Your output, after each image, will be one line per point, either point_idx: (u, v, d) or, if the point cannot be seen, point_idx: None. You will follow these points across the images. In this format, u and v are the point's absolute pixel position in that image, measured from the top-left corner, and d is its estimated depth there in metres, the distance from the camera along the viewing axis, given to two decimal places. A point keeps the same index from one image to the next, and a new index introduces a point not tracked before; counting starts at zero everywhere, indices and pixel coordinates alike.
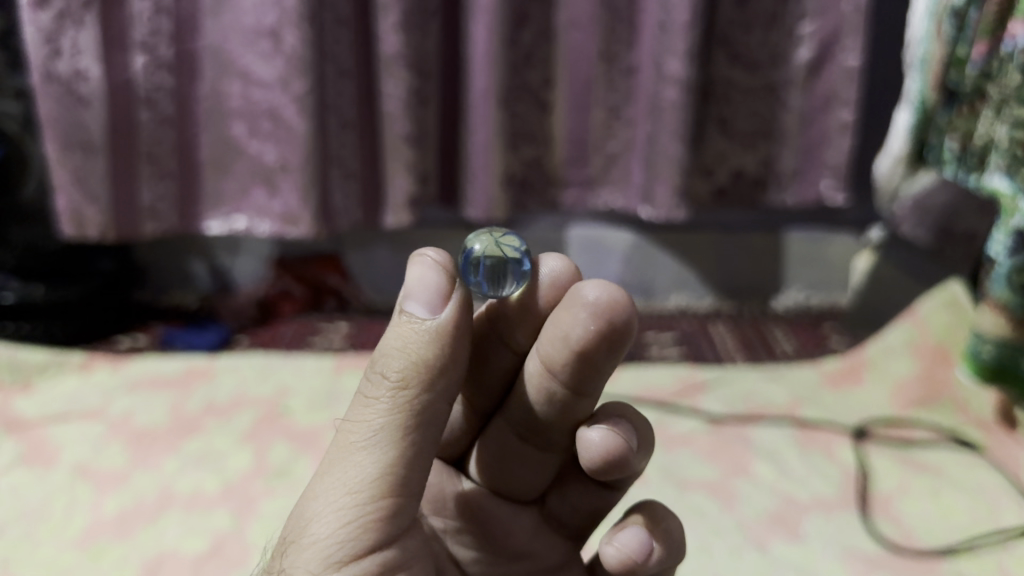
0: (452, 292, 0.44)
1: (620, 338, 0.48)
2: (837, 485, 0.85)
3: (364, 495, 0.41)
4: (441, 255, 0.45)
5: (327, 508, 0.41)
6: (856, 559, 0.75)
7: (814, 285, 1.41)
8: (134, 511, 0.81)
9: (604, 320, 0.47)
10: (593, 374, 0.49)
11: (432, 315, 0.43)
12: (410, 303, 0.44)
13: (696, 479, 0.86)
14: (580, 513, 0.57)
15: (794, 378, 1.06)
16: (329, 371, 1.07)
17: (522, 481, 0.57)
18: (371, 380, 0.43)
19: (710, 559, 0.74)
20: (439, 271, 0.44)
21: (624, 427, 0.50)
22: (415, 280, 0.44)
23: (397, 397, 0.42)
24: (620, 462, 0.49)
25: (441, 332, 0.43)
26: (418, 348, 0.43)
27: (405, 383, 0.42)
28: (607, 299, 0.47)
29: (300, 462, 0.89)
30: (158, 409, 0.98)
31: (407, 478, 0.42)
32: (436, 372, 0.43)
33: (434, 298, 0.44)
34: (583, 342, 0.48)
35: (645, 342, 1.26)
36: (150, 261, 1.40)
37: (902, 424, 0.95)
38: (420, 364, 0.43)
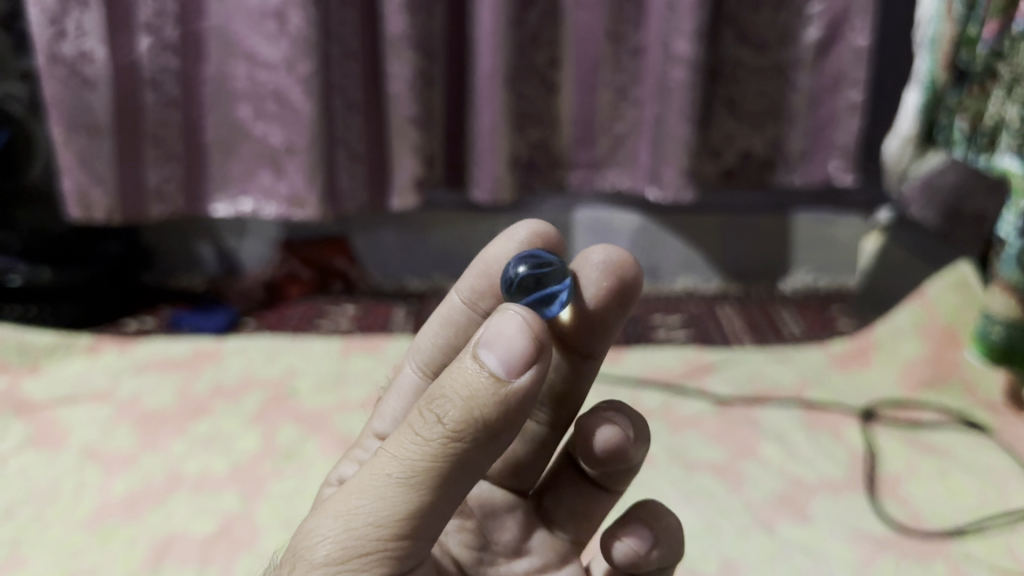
0: (533, 361, 0.37)
1: (629, 296, 0.51)
2: (845, 466, 0.85)
3: (384, 534, 0.38)
4: (530, 314, 0.38)
5: (344, 532, 0.38)
6: (863, 540, 0.75)
7: (821, 267, 1.41)
8: (145, 492, 0.82)
9: (615, 276, 0.50)
10: (604, 335, 0.51)
11: (507, 378, 0.37)
12: (486, 352, 0.37)
13: (702, 460, 0.86)
14: (573, 513, 0.57)
15: (801, 360, 1.05)
16: (336, 354, 1.07)
17: (524, 467, 0.57)
18: (425, 414, 0.38)
19: (717, 542, 0.74)
20: (528, 333, 0.37)
21: (628, 416, 0.51)
22: (500, 332, 0.37)
23: (443, 448, 0.37)
24: (619, 453, 0.50)
25: (508, 398, 0.37)
26: (480, 405, 0.36)
27: (457, 439, 0.37)
28: (617, 258, 0.50)
29: (309, 443, 0.89)
30: (167, 391, 0.99)
31: (432, 519, 0.39)
32: (493, 433, 0.37)
33: (513, 362, 0.37)
34: (594, 301, 0.50)
35: (652, 324, 1.25)
36: (158, 245, 1.40)
37: (910, 405, 0.95)
38: (478, 423, 0.37)
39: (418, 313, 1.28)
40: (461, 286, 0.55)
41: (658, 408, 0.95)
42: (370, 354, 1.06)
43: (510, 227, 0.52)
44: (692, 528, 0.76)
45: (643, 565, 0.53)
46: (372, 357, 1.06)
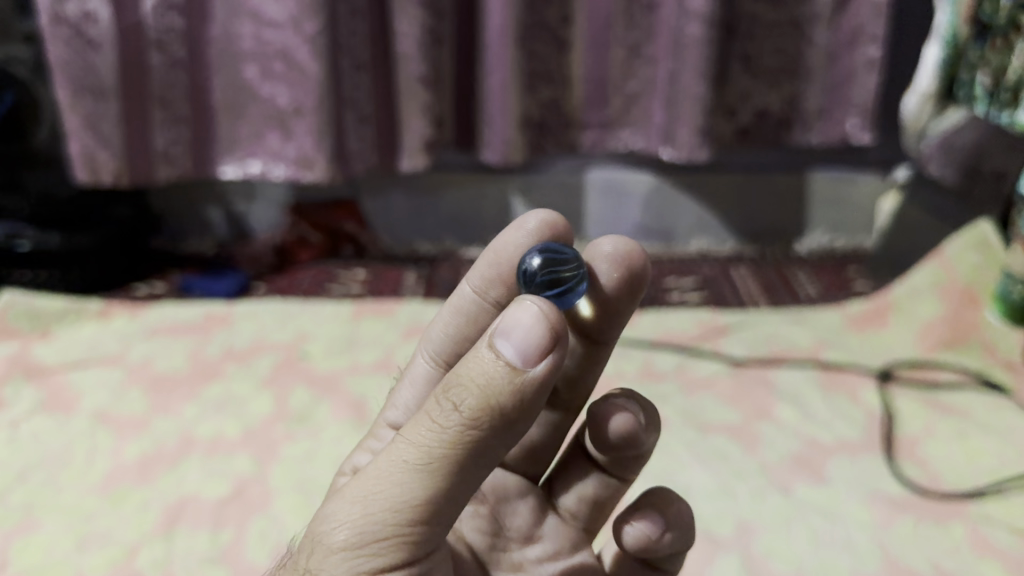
0: (550, 352, 0.36)
1: (640, 284, 0.50)
2: (862, 428, 0.84)
3: (400, 520, 0.37)
4: (547, 304, 0.37)
5: (361, 518, 0.37)
6: (881, 502, 0.74)
7: (838, 228, 1.39)
8: (157, 455, 0.81)
9: (625, 266, 0.49)
10: (613, 323, 0.50)
11: (524, 367, 0.36)
12: (504, 342, 0.36)
13: (718, 423, 0.85)
14: (583, 500, 0.55)
15: (817, 321, 1.04)
16: (347, 317, 1.06)
17: (538, 451, 0.56)
18: (441, 401, 0.37)
19: (733, 504, 0.74)
20: (545, 323, 0.36)
21: (641, 403, 0.50)
22: (516, 321, 0.36)
23: (460, 435, 0.36)
24: (631, 439, 0.49)
25: (525, 386, 0.36)
26: (497, 392, 0.36)
27: (475, 425, 0.36)
28: (629, 248, 0.49)
29: (321, 406, 0.89)
30: (178, 354, 0.98)
31: (449, 507, 0.38)
32: (510, 421, 0.36)
33: (531, 351, 0.36)
34: (604, 291, 0.49)
35: (666, 287, 1.23)
36: (167, 208, 1.38)
37: (928, 366, 0.94)
38: (495, 410, 0.36)
39: (429, 276, 1.27)
40: (472, 274, 0.53)
41: (672, 370, 0.94)
42: (381, 318, 1.05)
43: (521, 217, 0.51)
44: (707, 489, 0.75)
45: (654, 551, 0.51)
46: (383, 320, 1.05)
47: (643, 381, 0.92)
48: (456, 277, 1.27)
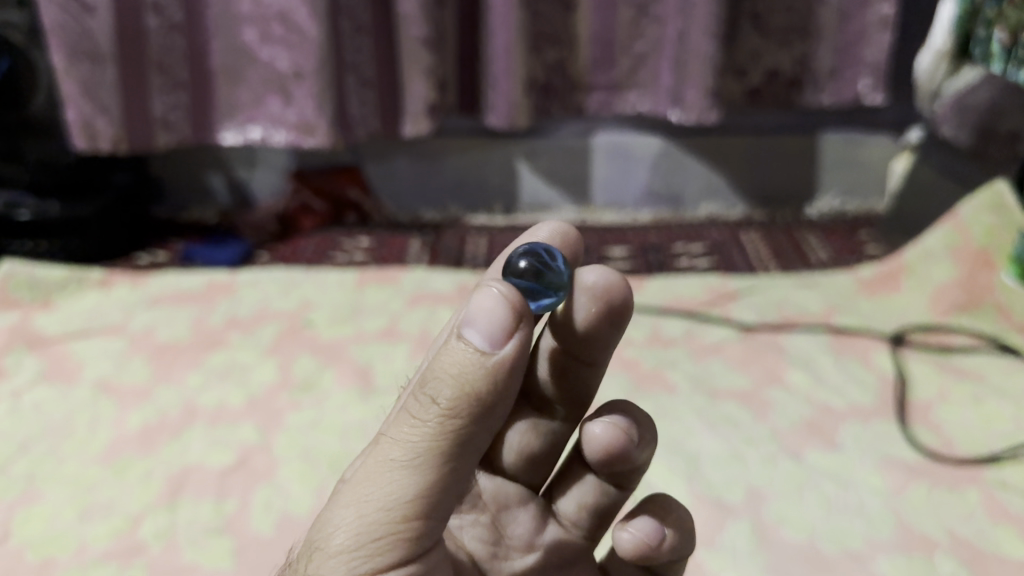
0: (514, 331, 0.36)
1: (622, 314, 0.47)
2: (875, 393, 0.83)
3: (394, 517, 0.37)
4: (507, 287, 0.37)
5: (357, 520, 0.37)
6: (894, 468, 0.73)
7: (850, 190, 1.36)
8: (160, 424, 0.81)
9: (603, 301, 0.46)
10: (596, 348, 0.49)
11: (491, 351, 0.36)
12: (469, 329, 0.37)
13: (727, 388, 0.84)
14: (584, 509, 0.54)
15: (828, 286, 1.02)
16: (351, 285, 1.05)
17: (538, 462, 0.54)
18: (419, 396, 0.38)
19: (743, 471, 0.72)
20: (506, 305, 0.37)
21: (633, 419, 0.50)
22: (479, 308, 0.37)
23: (441, 426, 0.37)
24: (621, 454, 0.50)
25: (496, 368, 0.36)
26: (470, 380, 0.36)
27: (454, 415, 0.37)
28: (612, 281, 0.46)
29: (326, 374, 0.88)
30: (181, 323, 0.97)
31: (444, 498, 0.38)
32: (488, 406, 0.37)
33: (495, 334, 0.36)
34: (585, 321, 0.48)
35: (674, 253, 1.21)
36: (167, 176, 1.36)
37: (941, 330, 0.92)
38: (471, 398, 0.36)
39: (434, 243, 1.25)
40: None
41: (680, 336, 0.93)
42: (386, 286, 1.04)
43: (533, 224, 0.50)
44: (716, 456, 0.74)
45: (655, 559, 0.50)
46: (388, 288, 1.04)
47: (651, 348, 0.90)
48: (461, 244, 1.25)
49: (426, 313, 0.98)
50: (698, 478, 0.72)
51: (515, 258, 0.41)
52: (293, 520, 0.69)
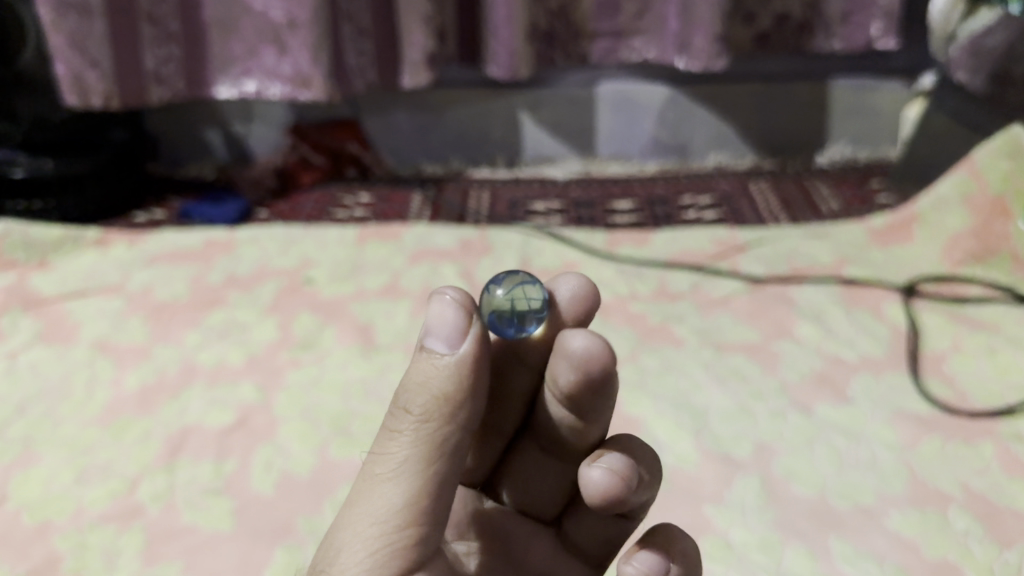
0: (470, 328, 0.39)
1: (606, 381, 0.45)
2: (886, 344, 0.81)
3: (391, 527, 0.39)
4: (460, 293, 0.41)
5: (356, 538, 0.39)
6: (907, 421, 0.71)
7: (861, 139, 1.34)
8: (158, 384, 0.79)
9: (582, 370, 0.44)
10: (584, 409, 0.46)
11: (452, 350, 0.39)
12: (430, 338, 0.40)
13: (736, 342, 0.82)
14: (594, 538, 0.51)
15: (838, 236, 1.00)
16: (351, 242, 1.02)
17: (544, 494, 0.52)
18: (395, 411, 0.40)
19: (753, 425, 0.71)
20: (460, 309, 0.40)
21: (632, 463, 0.45)
22: (435, 317, 0.40)
23: (420, 431, 0.39)
24: (619, 503, 0.44)
25: (461, 366, 0.39)
26: (437, 382, 0.39)
27: (429, 417, 0.39)
28: (593, 350, 0.44)
29: (326, 332, 0.86)
30: (179, 281, 0.95)
31: (439, 505, 0.40)
32: (462, 406, 0.39)
33: (452, 334, 0.39)
34: (570, 388, 0.45)
35: (682, 205, 1.18)
36: (163, 131, 1.33)
37: (955, 281, 0.90)
38: (442, 400, 0.39)
39: (435, 198, 1.23)
40: None
41: (687, 290, 0.91)
42: (387, 243, 1.02)
43: (554, 278, 0.48)
44: (725, 410, 0.73)
45: None
46: (390, 245, 1.01)
47: (656, 303, 0.89)
48: (463, 199, 1.23)
49: (428, 269, 0.96)
50: (705, 433, 0.70)
51: (492, 285, 0.42)
52: (293, 481, 0.68)
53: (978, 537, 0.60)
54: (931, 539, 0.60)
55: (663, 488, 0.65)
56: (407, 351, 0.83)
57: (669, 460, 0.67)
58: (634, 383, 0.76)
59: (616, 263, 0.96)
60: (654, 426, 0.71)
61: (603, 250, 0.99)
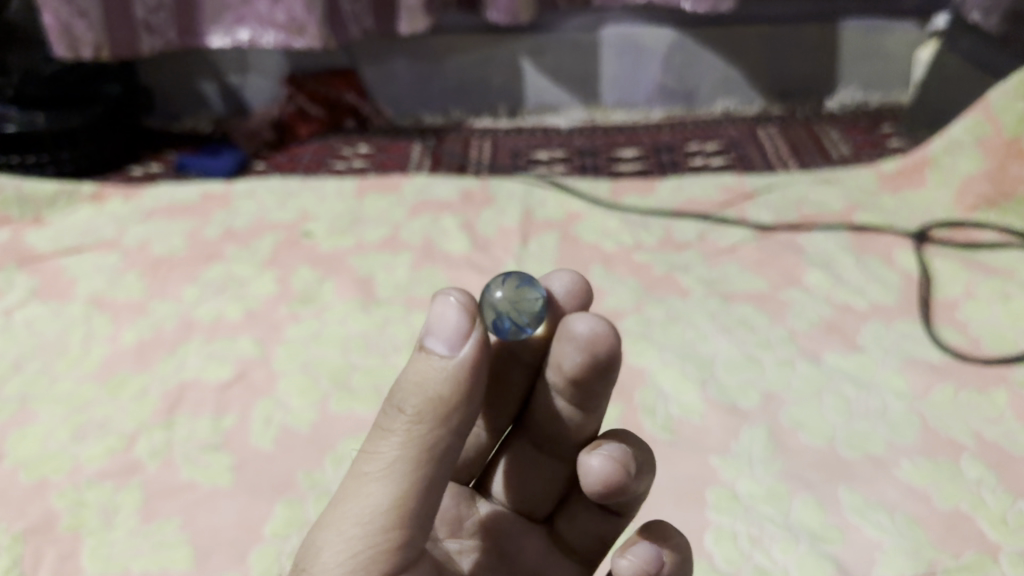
0: (472, 332, 0.37)
1: (611, 364, 0.43)
2: (897, 291, 0.79)
3: (374, 529, 0.37)
4: (465, 297, 0.38)
5: (337, 537, 0.37)
6: (918, 368, 0.70)
7: (872, 84, 1.31)
8: (155, 339, 0.78)
9: (589, 352, 0.43)
10: (587, 396, 0.45)
11: (451, 355, 0.36)
12: (431, 338, 0.37)
13: (743, 291, 0.80)
14: (585, 535, 0.51)
15: (848, 181, 0.97)
16: (350, 193, 1.00)
17: (535, 492, 0.51)
18: (387, 409, 0.38)
19: (761, 375, 0.69)
20: (463, 312, 0.37)
21: (630, 450, 0.44)
22: (438, 316, 0.37)
23: (410, 434, 0.37)
24: (619, 492, 0.43)
25: (459, 370, 0.36)
26: (432, 385, 0.36)
27: (422, 420, 0.37)
28: (598, 333, 0.42)
29: (326, 286, 0.84)
30: (176, 236, 0.94)
31: (425, 506, 0.38)
32: (457, 411, 0.37)
33: (452, 338, 0.37)
34: (575, 371, 0.44)
35: (688, 153, 1.16)
36: (157, 83, 1.29)
37: (967, 226, 0.88)
38: (436, 404, 0.36)
39: (436, 148, 1.21)
40: None
41: (694, 239, 0.89)
42: (387, 195, 0.99)
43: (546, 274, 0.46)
44: (732, 360, 0.71)
45: None
46: (390, 197, 0.99)
47: (662, 252, 0.87)
48: (464, 149, 1.21)
49: (429, 221, 0.94)
50: (711, 383, 0.69)
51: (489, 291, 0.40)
52: (292, 436, 0.67)
53: (991, 487, 0.59)
54: (942, 489, 0.59)
55: (669, 440, 0.64)
56: (408, 304, 0.82)
57: (674, 411, 0.66)
58: (639, 335, 0.74)
59: (620, 212, 0.94)
60: (659, 377, 0.69)
61: (607, 199, 0.97)
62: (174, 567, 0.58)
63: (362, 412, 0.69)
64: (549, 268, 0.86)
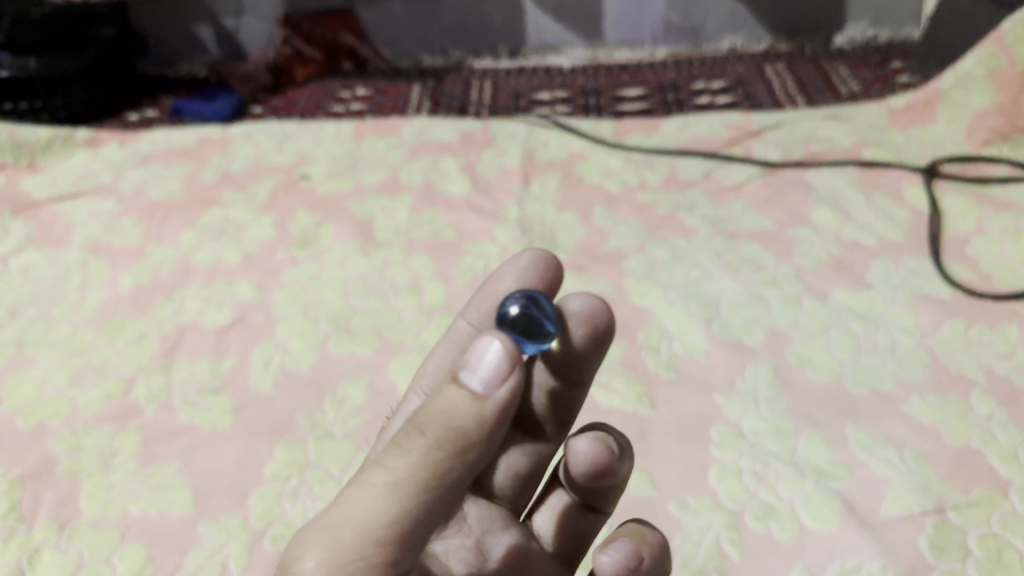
0: (510, 375, 0.35)
1: (604, 337, 0.47)
2: (907, 227, 0.77)
3: (366, 545, 0.34)
4: (505, 345, 0.35)
5: (327, 544, 0.34)
6: (927, 304, 0.68)
7: (882, 19, 1.27)
8: (153, 284, 0.77)
9: (588, 325, 0.46)
10: (580, 371, 0.48)
11: (486, 394, 0.34)
12: (466, 372, 0.35)
13: (750, 229, 0.78)
14: (564, 531, 0.49)
15: (857, 117, 0.95)
16: (348, 136, 0.98)
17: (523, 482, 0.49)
18: (406, 429, 0.35)
19: (766, 313, 0.68)
20: (506, 356, 0.35)
21: (611, 430, 0.45)
22: (478, 351, 0.35)
23: (428, 456, 0.34)
24: (604, 471, 0.44)
25: (490, 409, 0.34)
26: (460, 416, 0.34)
27: (441, 447, 0.34)
28: (593, 306, 0.47)
29: (325, 230, 0.83)
30: (173, 180, 0.92)
31: (420, 532, 0.35)
32: (477, 447, 0.35)
33: (490, 379, 0.34)
34: (570, 347, 0.47)
35: (694, 92, 1.13)
36: (151, 28, 1.27)
37: (978, 162, 0.86)
38: (459, 435, 0.34)
39: (436, 89, 1.19)
40: (468, 311, 0.51)
41: (699, 178, 0.87)
42: (385, 137, 0.98)
43: (514, 256, 0.50)
44: (736, 298, 0.70)
45: None
46: (388, 139, 0.97)
47: (666, 192, 0.85)
48: (465, 90, 1.18)
49: (429, 163, 0.93)
50: (716, 322, 0.68)
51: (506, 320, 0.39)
52: (293, 379, 0.66)
53: (1001, 423, 0.58)
54: (951, 425, 0.58)
55: (673, 379, 0.63)
56: (408, 246, 0.80)
57: (677, 349, 0.65)
58: (643, 275, 0.73)
59: (624, 151, 0.92)
60: (662, 317, 0.68)
61: (611, 139, 0.95)
62: (173, 510, 0.57)
63: (362, 354, 0.68)
64: (552, 208, 0.84)
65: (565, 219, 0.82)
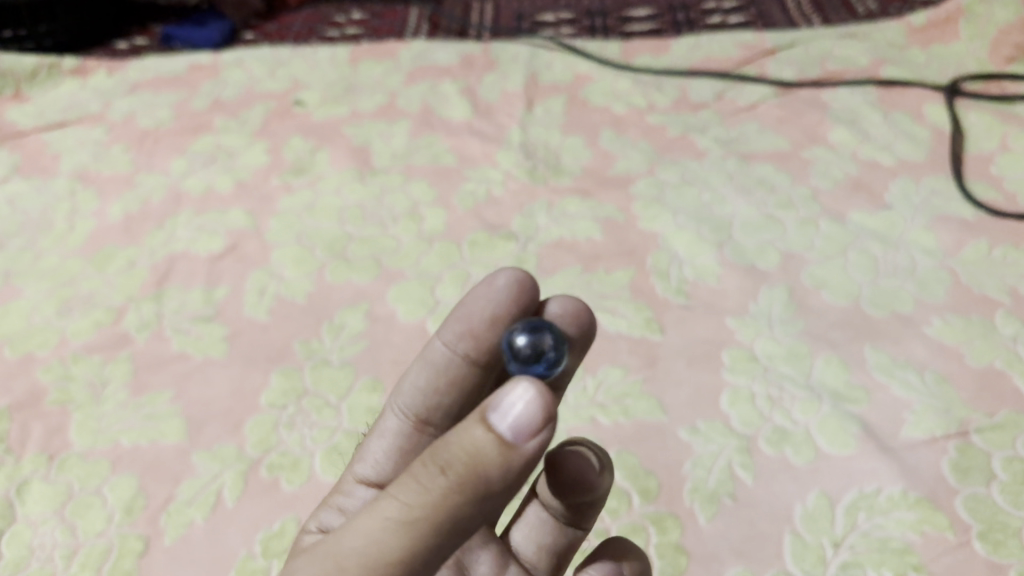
0: (542, 430, 0.30)
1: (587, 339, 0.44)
2: (927, 146, 0.74)
3: None
4: (536, 397, 0.30)
5: None
6: (949, 224, 0.65)
7: None
8: (144, 212, 0.74)
9: (573, 325, 0.42)
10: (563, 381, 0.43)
11: (515, 443, 0.30)
12: (494, 414, 0.30)
13: (763, 151, 0.75)
14: (544, 548, 0.44)
15: (875, 34, 0.91)
16: (343, 60, 0.94)
17: None
18: (425, 460, 0.31)
19: (780, 236, 0.65)
20: (542, 404, 0.30)
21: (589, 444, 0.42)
22: (510, 394, 0.30)
23: (444, 499, 0.30)
24: (582, 484, 0.41)
25: (517, 458, 0.30)
26: (485, 463, 0.30)
27: (460, 492, 0.30)
28: (570, 308, 0.43)
29: (321, 156, 0.80)
30: (163, 107, 0.89)
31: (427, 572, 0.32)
32: (496, 494, 0.31)
33: (522, 427, 0.30)
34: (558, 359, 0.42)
35: (705, 11, 1.08)
36: None
37: (1001, 79, 0.82)
38: (481, 482, 0.30)
39: (435, 11, 1.14)
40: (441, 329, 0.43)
41: (710, 99, 0.83)
42: (382, 61, 0.94)
43: (489, 275, 0.43)
44: (749, 221, 0.67)
45: None
46: (385, 63, 0.94)
47: (676, 114, 0.81)
48: (465, 12, 1.14)
49: (428, 87, 0.89)
50: (728, 245, 0.65)
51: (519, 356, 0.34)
52: (289, 306, 0.64)
53: None
54: (976, 346, 0.56)
55: (684, 304, 0.60)
56: (407, 172, 0.77)
57: (687, 273, 0.62)
58: (652, 199, 0.70)
59: (631, 73, 0.88)
60: (671, 242, 0.65)
61: (619, 60, 0.91)
62: (164, 440, 0.55)
63: (360, 282, 0.66)
64: (556, 133, 0.81)
65: (570, 143, 0.79)
